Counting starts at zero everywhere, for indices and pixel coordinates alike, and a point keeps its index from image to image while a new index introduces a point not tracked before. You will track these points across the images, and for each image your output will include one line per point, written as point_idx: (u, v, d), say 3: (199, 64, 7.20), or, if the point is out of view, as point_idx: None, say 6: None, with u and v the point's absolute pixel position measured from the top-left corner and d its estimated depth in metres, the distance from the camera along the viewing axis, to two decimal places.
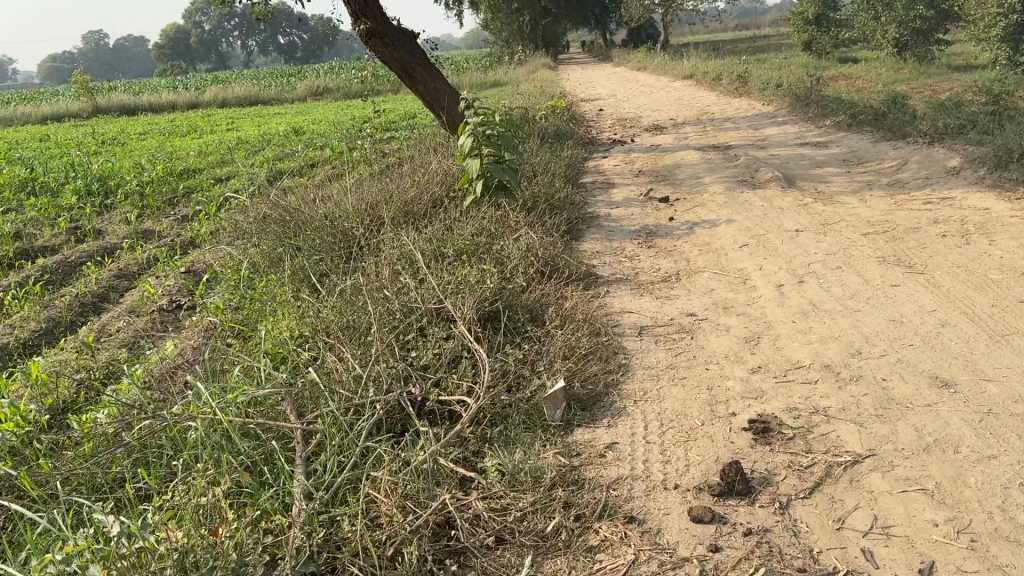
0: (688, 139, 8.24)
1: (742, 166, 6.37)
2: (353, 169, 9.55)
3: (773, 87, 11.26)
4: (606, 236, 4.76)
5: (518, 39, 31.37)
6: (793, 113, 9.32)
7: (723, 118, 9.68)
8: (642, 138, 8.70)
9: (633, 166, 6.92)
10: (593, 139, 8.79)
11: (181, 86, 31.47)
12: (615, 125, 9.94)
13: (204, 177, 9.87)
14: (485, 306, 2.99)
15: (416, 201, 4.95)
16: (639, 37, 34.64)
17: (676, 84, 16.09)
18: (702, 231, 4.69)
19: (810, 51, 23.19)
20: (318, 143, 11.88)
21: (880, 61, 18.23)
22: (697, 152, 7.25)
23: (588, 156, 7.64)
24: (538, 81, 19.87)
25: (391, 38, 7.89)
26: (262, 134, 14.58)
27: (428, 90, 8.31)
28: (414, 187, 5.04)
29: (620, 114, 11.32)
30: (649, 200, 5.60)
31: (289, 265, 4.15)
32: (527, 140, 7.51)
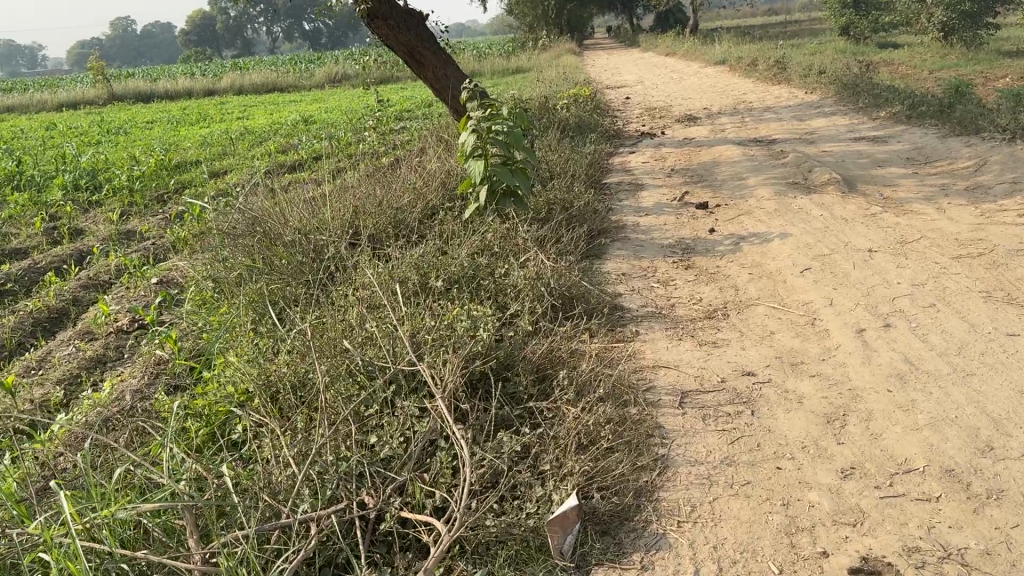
0: (725, 132, 7.44)
1: (790, 165, 5.57)
2: (358, 164, 8.86)
3: (815, 74, 10.38)
4: (635, 253, 4.00)
5: (542, 24, 30.45)
6: (840, 102, 8.46)
7: (762, 108, 8.84)
8: (673, 130, 7.91)
9: (664, 164, 6.14)
10: (619, 131, 8.01)
11: (198, 73, 30.89)
12: (644, 115, 9.13)
13: (201, 171, 9.21)
14: (473, 368, 2.26)
15: (410, 209, 4.21)
16: (667, 22, 33.57)
17: (707, 71, 15.19)
18: (750, 248, 3.92)
19: (848, 36, 22.11)
20: (326, 133, 11.18)
21: (925, 46, 17.18)
22: (736, 147, 6.46)
23: (614, 152, 6.87)
24: (562, 67, 19.02)
25: (397, 20, 7.16)
26: (271, 124, 13.90)
27: (440, 77, 7.60)
28: (408, 193, 4.30)
29: (649, 103, 10.51)
30: (685, 206, 4.83)
31: (249, 291, 3.44)
32: (546, 134, 6.75)
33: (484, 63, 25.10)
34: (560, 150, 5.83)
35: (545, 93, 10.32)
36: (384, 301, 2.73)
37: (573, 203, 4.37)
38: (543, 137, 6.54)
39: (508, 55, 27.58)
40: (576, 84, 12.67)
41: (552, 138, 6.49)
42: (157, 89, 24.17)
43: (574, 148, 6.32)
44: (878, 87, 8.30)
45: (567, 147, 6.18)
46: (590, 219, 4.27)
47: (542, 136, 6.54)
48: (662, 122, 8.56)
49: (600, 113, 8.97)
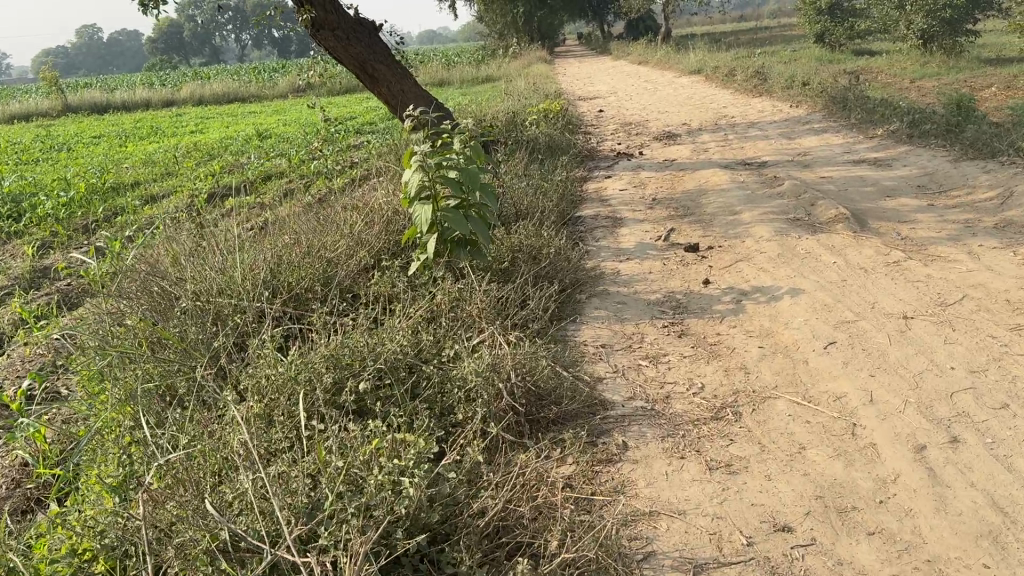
0: (709, 151, 6.80)
1: (788, 193, 4.93)
2: (309, 190, 8.12)
3: (799, 86, 9.79)
4: (616, 313, 3.32)
5: (512, 31, 29.82)
6: (830, 117, 7.88)
7: (745, 124, 8.21)
8: (652, 149, 7.26)
9: (644, 192, 5.48)
10: (593, 150, 7.34)
11: (156, 83, 29.88)
12: (619, 132, 8.49)
13: (136, 195, 8.42)
14: (393, 552, 1.56)
15: (343, 261, 3.49)
16: (638, 29, 33.12)
17: (682, 81, 14.61)
18: (755, 306, 3.25)
19: (823, 43, 21.70)
20: (279, 150, 10.41)
21: (904, 54, 16.75)
22: (723, 171, 5.82)
23: (588, 176, 6.20)
24: (532, 76, 18.37)
25: (347, 30, 6.45)
26: (222, 139, 13.08)
27: (396, 93, 6.91)
28: (342, 241, 3.58)
29: (624, 117, 9.89)
30: (672, 247, 4.16)
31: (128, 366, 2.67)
32: (513, 156, 6.06)
33: (452, 72, 24.42)
34: (526, 179, 5.15)
35: (513, 108, 9.64)
36: (282, 421, 2.03)
37: (543, 249, 3.69)
38: (509, 162, 5.84)
39: (477, 63, 26.94)
40: (546, 96, 12.01)
41: (519, 163, 5.80)
42: (111, 99, 23.18)
43: (542, 174, 5.64)
44: (871, 101, 7.71)
45: (535, 174, 5.50)
46: (563, 268, 3.59)
47: (509, 159, 5.86)
48: (639, 140, 7.91)
49: (571, 131, 8.31)
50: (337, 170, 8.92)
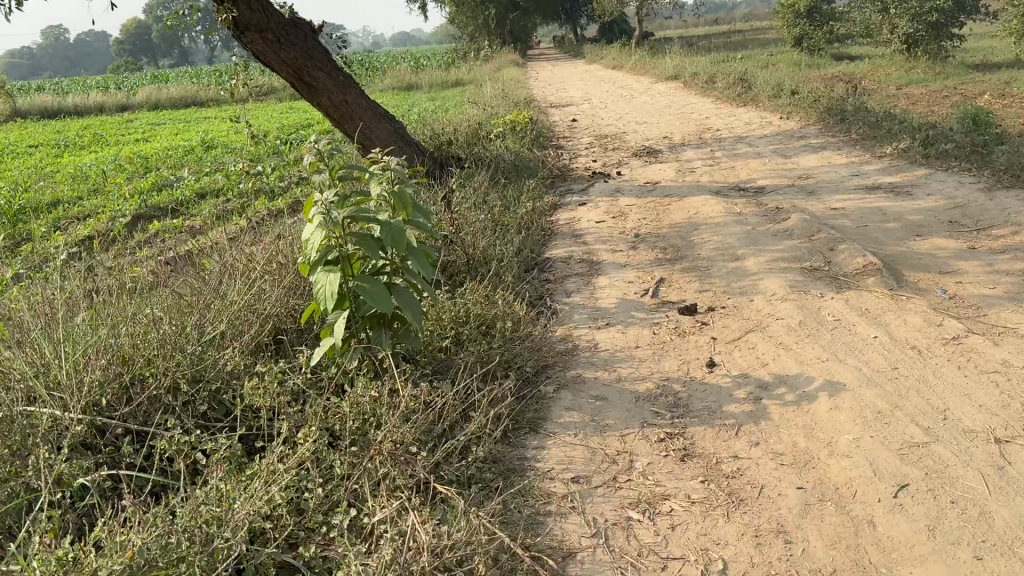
0: (695, 172, 5.97)
1: (797, 228, 4.11)
2: (244, 216, 7.21)
3: (787, 96, 9.00)
4: (593, 414, 2.47)
5: (483, 33, 28.99)
6: (826, 130, 7.10)
7: (732, 138, 7.39)
8: (631, 168, 6.42)
9: (623, 225, 4.62)
10: (565, 169, 6.49)
11: (114, 86, 28.75)
12: (593, 146, 7.67)
13: (48, 218, 7.44)
14: None
15: (222, 347, 2.62)
16: (611, 32, 32.41)
17: (659, 88, 13.80)
18: (781, 408, 2.41)
19: (801, 48, 21.05)
20: (220, 164, 9.45)
21: (888, 58, 16.11)
22: (715, 198, 4.98)
23: (559, 203, 5.34)
24: (502, 81, 17.52)
25: (278, 32, 5.56)
26: (165, 149, 12.09)
27: (338, 105, 6.02)
28: (223, 319, 2.71)
29: (599, 128, 9.07)
30: (663, 305, 3.31)
31: None
32: (470, 181, 5.19)
33: (420, 75, 23.49)
34: (481, 215, 4.27)
35: (477, 119, 8.76)
36: None
37: (498, 319, 2.84)
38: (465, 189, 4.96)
39: (447, 67, 26.04)
40: (514, 105, 11.15)
41: (477, 191, 4.93)
42: (61, 103, 21.99)
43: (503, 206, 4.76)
44: (872, 113, 6.94)
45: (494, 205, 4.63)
46: (525, 344, 2.74)
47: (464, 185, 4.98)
48: (616, 156, 7.07)
49: (540, 147, 7.45)
50: (280, 189, 8.00)
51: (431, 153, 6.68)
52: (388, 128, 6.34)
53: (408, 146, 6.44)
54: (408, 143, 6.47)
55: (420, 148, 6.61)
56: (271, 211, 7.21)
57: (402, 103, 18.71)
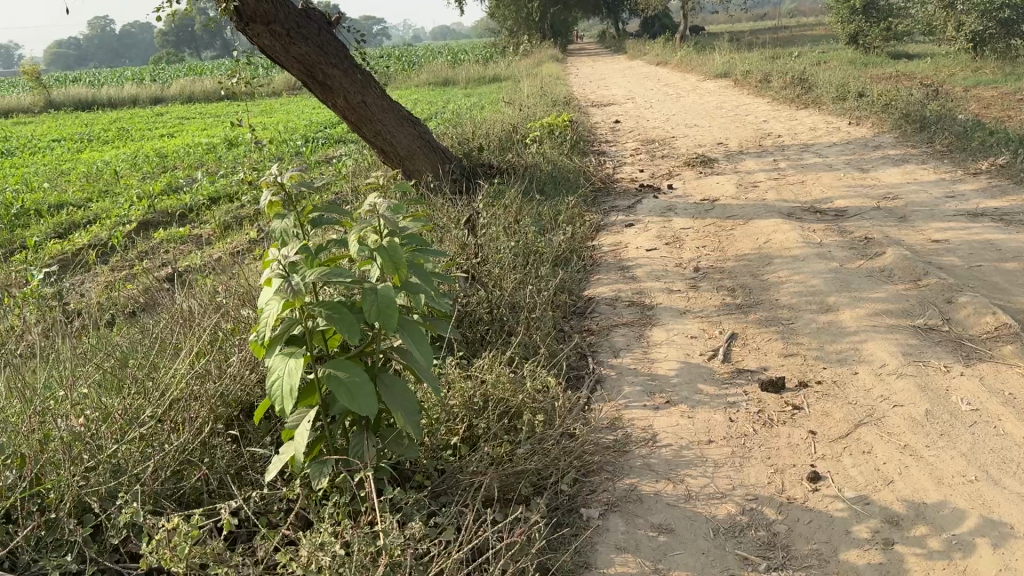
0: (758, 187, 5.23)
1: (897, 268, 3.36)
2: (256, 226, 6.62)
3: (853, 98, 8.19)
4: (656, 558, 1.77)
5: (523, 28, 28.32)
6: (905, 139, 6.31)
7: (796, 146, 6.62)
8: (684, 181, 5.69)
9: (679, 255, 3.90)
10: (608, 181, 5.78)
11: (152, 78, 28.58)
12: (640, 153, 6.95)
13: (50, 224, 6.92)
14: None
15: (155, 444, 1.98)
16: (655, 27, 31.51)
17: (708, 87, 12.99)
18: (927, 563, 1.70)
19: (856, 45, 20.02)
20: (238, 165, 8.88)
21: (953, 57, 15.09)
22: (788, 223, 4.24)
23: (602, 223, 4.63)
24: (542, 78, 16.83)
25: (288, 23, 4.92)
26: (189, 146, 11.60)
27: (356, 106, 5.38)
28: (161, 403, 2.06)
29: (646, 132, 8.34)
30: (738, 373, 2.59)
31: None
32: (500, 199, 4.51)
33: (457, 70, 22.84)
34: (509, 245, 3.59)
35: (513, 121, 8.07)
36: None
37: (529, 407, 2.11)
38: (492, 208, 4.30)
39: (485, 61, 25.39)
40: (553, 105, 10.45)
41: (505, 211, 4.25)
42: (96, 95, 21.70)
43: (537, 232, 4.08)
44: (959, 122, 6.13)
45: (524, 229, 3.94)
46: (564, 449, 2.01)
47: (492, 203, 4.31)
48: (665, 166, 6.34)
49: (580, 155, 6.75)
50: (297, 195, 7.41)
51: (458, 161, 6.03)
52: (412, 132, 5.69)
53: (433, 153, 5.79)
54: (433, 150, 5.82)
55: (446, 154, 5.96)
56: None
57: (437, 99, 18.09)
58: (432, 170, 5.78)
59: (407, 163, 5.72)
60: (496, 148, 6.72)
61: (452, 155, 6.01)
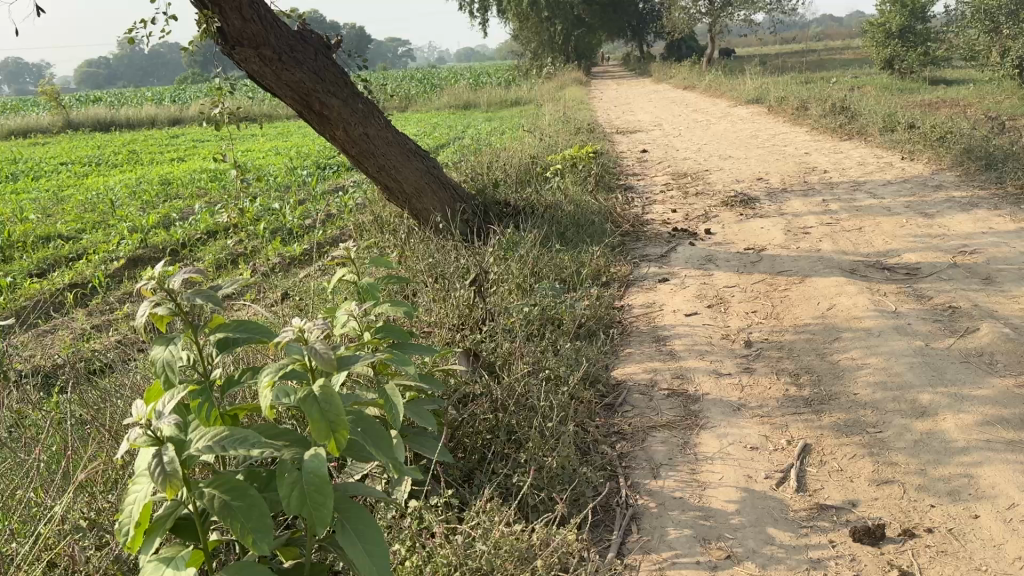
0: (810, 235, 4.61)
1: (999, 351, 2.73)
2: (251, 264, 6.10)
3: (903, 130, 7.56)
4: None
5: (548, 51, 27.91)
6: (969, 177, 5.67)
7: (845, 184, 6.00)
8: (723, 223, 5.09)
9: (725, 323, 3.29)
10: (638, 224, 5.19)
11: (174, 98, 28.43)
12: (671, 189, 6.36)
13: (33, 259, 6.43)
14: None
15: None
16: (680, 50, 30.96)
17: (739, 113, 12.41)
18: None
19: (892, 70, 19.33)
20: (241, 195, 8.38)
21: (998, 83, 14.39)
22: (851, 283, 3.62)
23: (631, 276, 4.04)
24: (566, 102, 16.33)
25: (280, 47, 4.38)
26: (197, 171, 11.17)
27: (357, 139, 4.83)
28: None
29: (676, 164, 7.76)
30: (817, 508, 1.97)
31: None
32: (516, 249, 3.93)
33: (478, 93, 22.37)
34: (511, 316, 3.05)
35: (533, 151, 7.51)
36: None
37: None
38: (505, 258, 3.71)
39: (507, 84, 24.94)
40: (577, 133, 9.89)
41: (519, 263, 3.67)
42: (115, 116, 21.49)
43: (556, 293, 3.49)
44: None
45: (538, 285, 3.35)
46: None
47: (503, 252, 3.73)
48: (700, 204, 5.74)
49: (605, 191, 6.17)
50: (300, 230, 6.88)
51: (471, 197, 5.46)
52: (420, 167, 5.13)
53: (442, 190, 5.23)
54: (442, 186, 5.25)
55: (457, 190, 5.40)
56: (283, 259, 6.07)
57: (458, 123, 17.63)
58: (442, 209, 5.22)
59: (414, 201, 5.15)
60: (515, 183, 6.15)
61: (464, 191, 5.44)
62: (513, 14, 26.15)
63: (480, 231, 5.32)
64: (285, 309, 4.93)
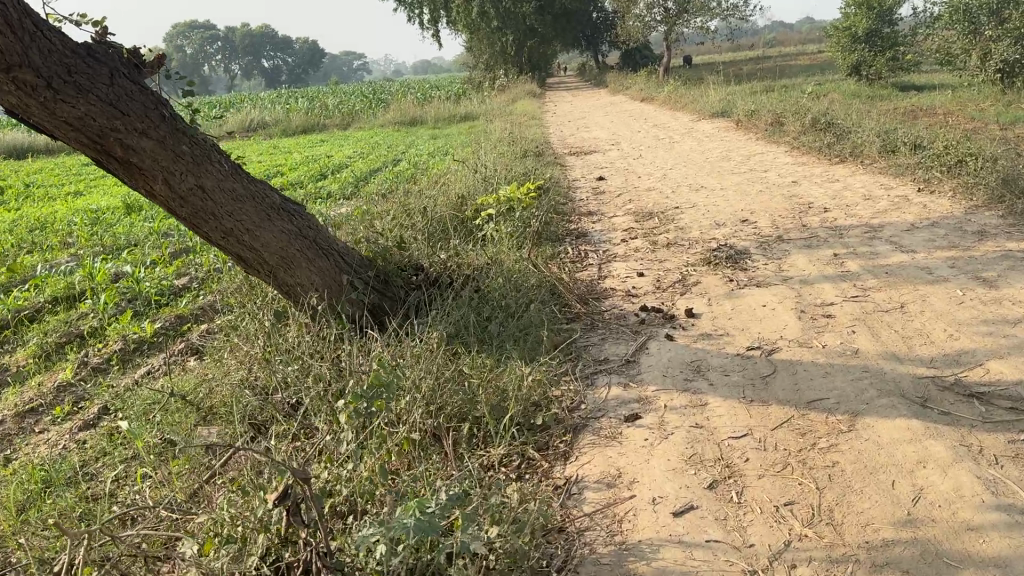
0: (833, 320, 3.27)
1: None
2: (82, 354, 4.59)
3: (909, 153, 6.31)
4: None
5: (500, 63, 26.59)
6: (1018, 220, 4.39)
7: (857, 229, 4.70)
8: (706, 295, 3.74)
9: (743, 532, 1.91)
10: (591, 299, 3.78)
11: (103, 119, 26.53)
12: (634, 237, 5.02)
13: None
14: None
15: None
16: (636, 59, 29.82)
17: (706, 129, 11.17)
18: None
19: (860, 77, 18.28)
20: (110, 246, 6.84)
21: (980, 91, 13.32)
22: (931, 431, 2.27)
23: (582, 407, 2.65)
24: (516, 119, 14.99)
25: (51, 69, 2.82)
26: (84, 209, 9.58)
27: (186, 194, 3.33)
28: None
29: (639, 199, 6.43)
30: None
31: None
32: (404, 382, 2.53)
33: (425, 109, 20.91)
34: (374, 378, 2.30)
35: (465, 187, 6.10)
36: None
37: None
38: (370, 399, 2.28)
39: (456, 99, 23.51)
40: (523, 159, 8.51)
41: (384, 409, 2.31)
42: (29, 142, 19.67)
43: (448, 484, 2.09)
44: None
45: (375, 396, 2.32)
46: None
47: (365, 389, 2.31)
48: (673, 262, 4.38)
49: (550, 247, 4.78)
50: (164, 298, 5.39)
51: (365, 260, 4.00)
52: (285, 227, 3.65)
53: (321, 257, 3.75)
54: (321, 253, 3.77)
55: (345, 253, 3.92)
56: (126, 348, 4.60)
57: (400, 142, 16.18)
58: (321, 285, 3.76)
59: (281, 274, 3.68)
60: (432, 239, 4.72)
61: (355, 252, 3.97)
62: (462, 24, 24.74)
63: (375, 312, 3.89)
64: (93, 442, 3.45)
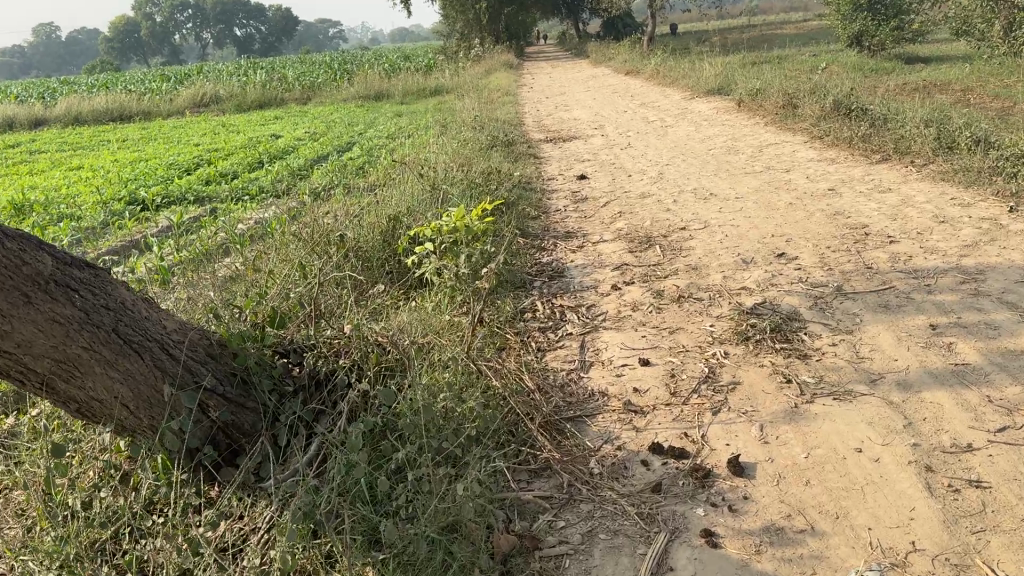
0: (990, 497, 1.89)
1: None
2: None
3: (976, 153, 4.93)
4: None
5: (475, 31, 25.01)
6: None
7: (948, 276, 3.32)
8: (754, 414, 2.35)
9: None
10: (568, 423, 2.38)
11: (47, 90, 24.69)
12: (629, 283, 3.61)
13: None
14: None
15: None
16: (618, 27, 28.27)
17: (702, 110, 9.79)
18: None
19: (861, 48, 16.76)
20: None
21: (1004, 65, 12.00)
22: None
23: None
24: (488, 95, 13.53)
25: None
26: None
27: None
28: None
29: (631, 213, 5.03)
30: None
31: None
32: None
33: (391, 82, 19.27)
34: None
35: (405, 200, 4.65)
36: None
37: None
38: None
39: (426, 70, 21.86)
40: (488, 151, 7.04)
41: None
42: None
43: None
44: None
45: None
46: None
47: None
48: (690, 335, 2.98)
49: (511, 304, 3.36)
50: None
51: (209, 345, 2.55)
52: (59, 307, 2.10)
53: (128, 354, 2.27)
54: (129, 346, 2.28)
55: (174, 339, 2.45)
56: None
57: (361, 119, 14.67)
58: (129, 397, 2.28)
59: (58, 385, 2.16)
60: (340, 302, 3.28)
61: (194, 334, 2.51)
62: None
63: (224, 438, 2.45)
64: None
